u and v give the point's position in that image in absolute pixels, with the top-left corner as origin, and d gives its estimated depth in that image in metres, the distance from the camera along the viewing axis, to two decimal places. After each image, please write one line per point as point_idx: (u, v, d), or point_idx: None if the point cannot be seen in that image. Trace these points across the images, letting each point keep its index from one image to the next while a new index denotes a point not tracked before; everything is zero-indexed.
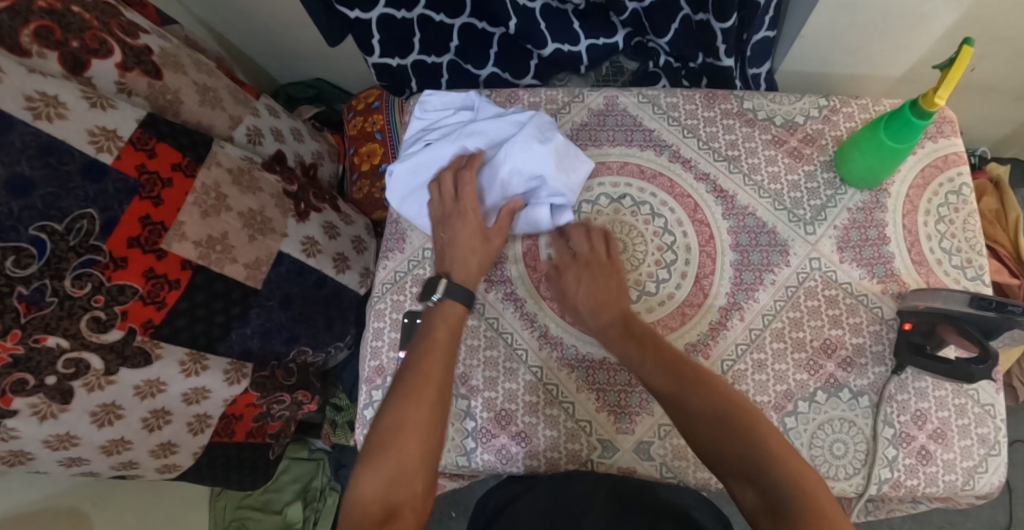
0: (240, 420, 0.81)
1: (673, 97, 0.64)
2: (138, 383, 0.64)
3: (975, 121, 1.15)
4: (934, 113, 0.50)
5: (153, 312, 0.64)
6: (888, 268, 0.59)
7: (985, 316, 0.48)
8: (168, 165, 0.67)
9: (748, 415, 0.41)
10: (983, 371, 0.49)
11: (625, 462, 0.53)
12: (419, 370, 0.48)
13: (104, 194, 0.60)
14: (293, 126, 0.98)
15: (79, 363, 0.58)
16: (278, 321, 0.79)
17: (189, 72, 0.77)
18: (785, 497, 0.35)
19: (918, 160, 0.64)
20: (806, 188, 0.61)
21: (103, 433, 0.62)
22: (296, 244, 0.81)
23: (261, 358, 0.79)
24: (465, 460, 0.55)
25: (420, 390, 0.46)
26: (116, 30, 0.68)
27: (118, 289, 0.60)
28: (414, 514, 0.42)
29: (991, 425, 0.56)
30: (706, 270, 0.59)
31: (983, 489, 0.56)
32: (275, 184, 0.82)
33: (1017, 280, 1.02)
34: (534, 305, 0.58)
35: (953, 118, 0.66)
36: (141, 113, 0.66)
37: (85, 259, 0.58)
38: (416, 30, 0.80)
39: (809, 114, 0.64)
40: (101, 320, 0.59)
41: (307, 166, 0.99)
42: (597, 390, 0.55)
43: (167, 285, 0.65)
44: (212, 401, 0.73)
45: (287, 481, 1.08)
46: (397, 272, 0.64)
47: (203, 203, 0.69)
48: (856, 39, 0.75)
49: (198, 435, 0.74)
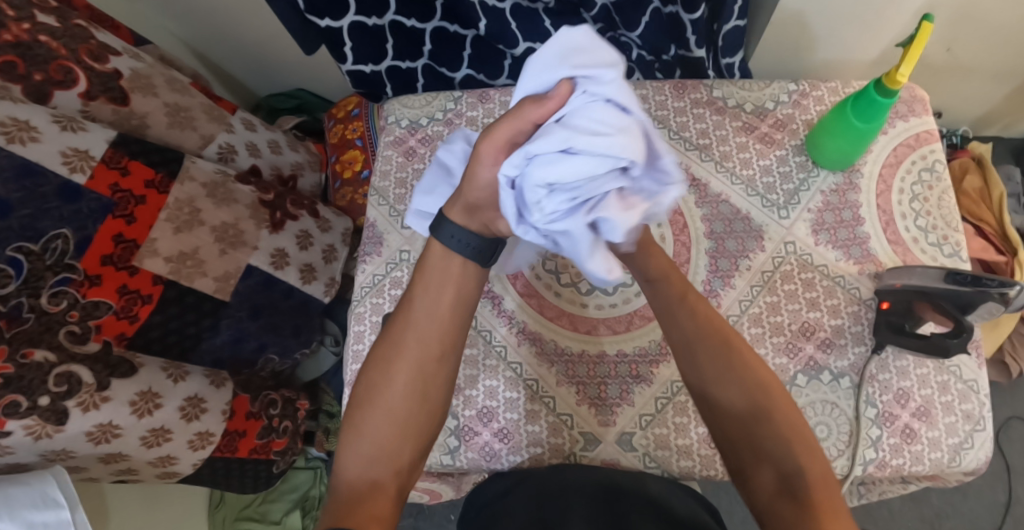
0: (244, 436, 0.82)
1: (644, 89, 0.64)
2: (133, 397, 0.62)
3: (955, 102, 1.15)
4: (898, 91, 0.51)
5: (128, 325, 0.65)
6: (864, 249, 0.59)
7: (961, 291, 0.50)
8: (142, 182, 0.67)
9: (776, 403, 0.44)
10: (960, 345, 0.50)
11: (608, 454, 0.52)
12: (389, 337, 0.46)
13: (78, 214, 0.60)
14: (271, 138, 0.98)
15: (71, 379, 0.56)
16: (249, 329, 0.81)
17: (160, 94, 0.77)
18: (796, 476, 0.40)
19: (889, 140, 0.64)
20: (778, 173, 0.61)
21: (99, 450, 0.60)
22: (264, 257, 0.82)
23: (232, 366, 0.82)
24: (449, 459, 0.55)
25: (390, 359, 0.46)
26: (83, 55, 0.68)
27: (93, 305, 0.61)
28: (398, 481, 0.44)
29: (974, 401, 0.56)
30: (681, 260, 0.59)
31: (970, 465, 0.55)
32: (250, 194, 0.82)
33: (1004, 257, 1.02)
34: (510, 302, 0.58)
35: (924, 97, 0.66)
36: (112, 134, 0.65)
37: (62, 277, 0.58)
38: (389, 36, 0.80)
39: (779, 100, 0.64)
40: (77, 333, 0.58)
41: (286, 177, 0.99)
42: (577, 383, 0.54)
43: (142, 300, 0.66)
44: (209, 415, 0.74)
45: (285, 491, 1.08)
46: (376, 276, 0.64)
47: (176, 219, 0.71)
48: (826, 24, 0.75)
49: (198, 451, 0.73)
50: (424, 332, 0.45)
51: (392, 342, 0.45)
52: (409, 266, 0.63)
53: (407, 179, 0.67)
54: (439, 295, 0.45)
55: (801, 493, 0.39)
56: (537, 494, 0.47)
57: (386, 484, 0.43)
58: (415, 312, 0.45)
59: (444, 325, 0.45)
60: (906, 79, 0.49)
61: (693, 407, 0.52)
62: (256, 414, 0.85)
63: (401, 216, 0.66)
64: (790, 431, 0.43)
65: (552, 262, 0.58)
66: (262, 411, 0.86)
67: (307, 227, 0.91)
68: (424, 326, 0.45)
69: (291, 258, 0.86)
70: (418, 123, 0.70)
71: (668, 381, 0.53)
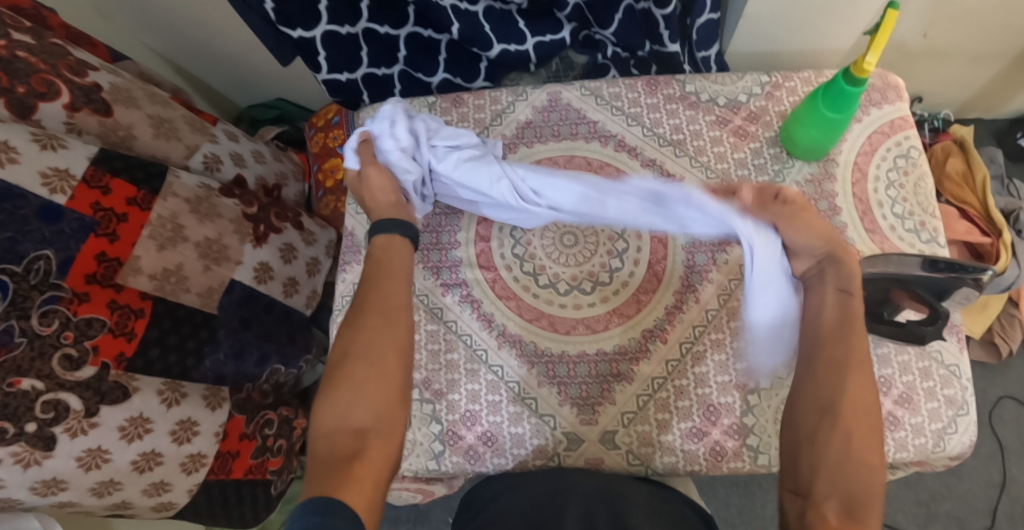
0: (237, 457, 0.79)
1: (616, 87, 0.64)
2: (123, 423, 0.61)
3: (939, 87, 1.14)
4: (866, 80, 0.51)
5: (125, 344, 0.63)
6: (842, 238, 0.59)
7: (938, 278, 0.51)
8: (123, 201, 0.67)
9: (857, 413, 0.39)
10: (934, 332, 0.51)
11: (592, 453, 0.52)
12: (367, 298, 0.48)
13: (59, 235, 0.59)
14: (254, 148, 0.98)
15: (58, 406, 0.55)
16: (248, 339, 0.79)
17: (143, 106, 0.77)
18: (857, 502, 0.35)
19: (864, 127, 0.64)
20: (753, 165, 0.61)
21: (90, 476, 0.59)
22: (248, 272, 0.81)
23: (236, 381, 0.79)
24: (435, 464, 0.55)
25: (369, 315, 0.47)
26: (64, 71, 0.68)
27: (85, 324, 0.59)
28: (382, 428, 0.42)
29: (957, 386, 0.56)
30: (658, 256, 0.58)
31: (955, 449, 0.56)
32: (234, 208, 0.82)
33: (990, 240, 1.01)
34: (489, 306, 0.58)
35: (897, 84, 0.66)
36: (94, 150, 0.65)
37: (47, 296, 0.57)
38: (364, 44, 0.80)
39: (752, 92, 0.64)
40: (72, 358, 0.57)
41: (270, 187, 0.99)
42: (558, 384, 0.54)
43: (133, 314, 0.65)
44: (202, 437, 0.71)
45: (282, 502, 1.07)
46: (356, 285, 0.64)
47: (159, 237, 0.69)
48: (797, 14, 0.75)
49: (192, 474, 0.71)
50: (389, 286, 0.49)
51: (365, 300, 0.48)
52: None
53: None
54: (389, 257, 0.51)
55: (858, 513, 0.34)
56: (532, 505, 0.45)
57: (372, 430, 0.41)
58: (379, 271, 0.50)
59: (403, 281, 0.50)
60: (874, 67, 0.49)
61: (675, 402, 0.53)
62: (250, 435, 0.82)
63: None
64: (863, 446, 0.38)
65: (530, 264, 0.59)
66: (256, 432, 0.83)
67: (292, 240, 0.91)
68: (389, 280, 0.49)
69: (274, 272, 0.86)
70: None
71: (648, 379, 0.54)
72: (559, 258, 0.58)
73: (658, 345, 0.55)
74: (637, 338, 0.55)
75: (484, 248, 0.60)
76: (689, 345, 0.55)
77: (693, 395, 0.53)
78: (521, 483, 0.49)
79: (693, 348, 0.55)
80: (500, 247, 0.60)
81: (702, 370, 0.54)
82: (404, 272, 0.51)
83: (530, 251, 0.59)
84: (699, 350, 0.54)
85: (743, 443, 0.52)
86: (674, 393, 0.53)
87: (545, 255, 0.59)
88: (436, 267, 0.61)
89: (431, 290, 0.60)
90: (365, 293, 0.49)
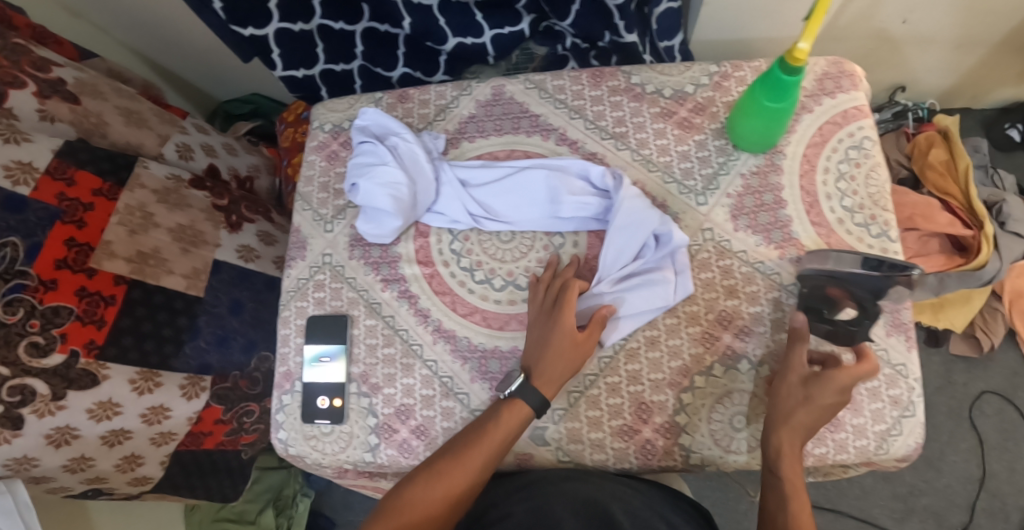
0: (210, 435, 0.75)
1: (560, 80, 0.63)
2: (90, 406, 0.60)
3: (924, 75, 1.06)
4: (802, 68, 0.48)
5: (95, 332, 0.60)
6: (785, 232, 0.58)
7: (874, 275, 0.49)
8: (89, 191, 0.64)
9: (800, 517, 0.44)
10: (863, 332, 0.50)
11: (523, 447, 0.54)
12: (457, 456, 0.47)
13: (25, 224, 0.57)
14: (225, 141, 0.92)
15: (25, 390, 0.55)
16: (232, 327, 0.75)
17: (110, 98, 0.74)
18: None
19: (815, 119, 0.62)
20: (697, 158, 0.60)
21: (61, 453, 0.59)
22: (231, 252, 0.78)
23: (221, 370, 0.74)
24: (371, 456, 0.56)
25: (451, 473, 0.46)
26: (26, 66, 0.65)
27: (52, 312, 0.57)
28: None
29: (903, 386, 0.55)
30: (595, 251, 0.57)
31: (899, 452, 0.54)
32: (204, 200, 0.78)
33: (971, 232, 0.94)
34: (427, 301, 0.58)
35: (853, 71, 0.63)
36: (59, 143, 0.64)
37: (14, 284, 0.55)
38: (319, 41, 0.79)
39: (699, 82, 0.62)
40: (40, 345, 0.56)
41: (243, 179, 0.93)
42: (489, 380, 0.55)
43: (104, 301, 0.62)
44: (175, 420, 0.69)
45: (260, 492, 1.05)
46: (300, 279, 0.63)
47: (130, 223, 0.67)
48: (760, 2, 0.72)
49: (162, 447, 0.69)
50: (483, 454, 0.47)
51: (451, 454, 0.48)
52: (331, 269, 0.63)
53: (330, 183, 0.66)
54: (497, 425, 0.48)
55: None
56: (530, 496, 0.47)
57: None
58: (477, 430, 0.48)
59: (494, 455, 0.47)
60: (808, 55, 0.46)
61: (606, 399, 0.53)
62: (226, 420, 0.76)
63: (324, 220, 0.65)
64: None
65: (467, 260, 0.59)
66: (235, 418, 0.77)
67: (268, 229, 0.87)
68: (485, 448, 0.47)
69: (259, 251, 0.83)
70: (342, 127, 0.69)
71: (580, 375, 0.54)
72: (496, 253, 0.58)
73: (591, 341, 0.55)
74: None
75: (423, 243, 0.60)
76: (622, 341, 0.55)
77: (625, 393, 0.53)
78: (529, 478, 0.51)
79: (627, 345, 0.55)
80: (439, 243, 0.60)
81: (635, 367, 0.54)
82: (498, 445, 0.48)
83: (467, 247, 0.59)
84: (632, 347, 0.54)
85: (675, 441, 0.52)
86: (605, 390, 0.53)
87: (482, 250, 0.59)
88: (376, 263, 0.61)
89: (371, 285, 0.61)
90: (459, 442, 0.49)
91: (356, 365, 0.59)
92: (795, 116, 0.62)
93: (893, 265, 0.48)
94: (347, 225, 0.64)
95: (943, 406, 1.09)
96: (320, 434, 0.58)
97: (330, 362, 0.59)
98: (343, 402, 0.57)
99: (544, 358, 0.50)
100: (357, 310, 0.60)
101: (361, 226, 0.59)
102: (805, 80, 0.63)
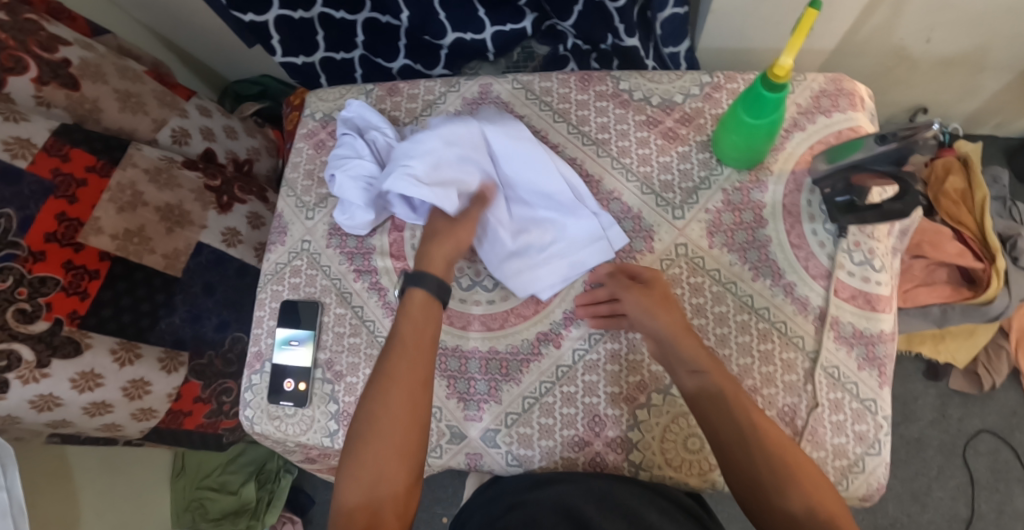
0: (190, 415, 0.77)
1: (548, 82, 0.64)
2: (74, 376, 0.61)
3: (951, 96, 1.00)
4: (786, 86, 0.47)
5: (78, 302, 0.63)
6: (762, 252, 0.56)
7: (888, 151, 0.48)
8: (82, 168, 0.66)
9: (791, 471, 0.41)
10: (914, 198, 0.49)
11: (471, 449, 0.55)
12: (387, 369, 0.46)
13: (19, 196, 0.60)
14: (227, 123, 0.91)
15: (10, 355, 0.56)
16: (206, 306, 0.77)
17: (110, 81, 0.73)
18: None
19: (806, 137, 0.59)
20: (678, 170, 0.59)
21: (42, 415, 0.61)
22: (215, 235, 0.79)
23: (196, 347, 0.76)
24: (329, 441, 0.58)
25: (387, 389, 0.45)
26: (32, 46, 0.65)
27: (39, 281, 0.60)
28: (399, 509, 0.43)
29: (870, 422, 0.52)
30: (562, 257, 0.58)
31: (859, 491, 0.51)
32: (197, 179, 0.79)
33: (982, 264, 0.88)
34: (395, 295, 0.59)
35: (853, 89, 0.60)
36: (55, 123, 0.65)
37: (5, 254, 0.57)
38: (318, 29, 0.80)
39: (689, 92, 0.61)
40: (26, 312, 0.58)
41: (242, 162, 0.92)
42: (448, 377, 0.57)
43: (88, 274, 0.64)
44: (155, 395, 0.70)
45: (244, 463, 1.07)
46: (278, 264, 0.64)
47: (119, 200, 0.69)
48: (768, 15, 0.69)
49: (142, 422, 0.71)
50: (405, 435, 0.44)
51: (372, 455, 0.43)
52: (308, 256, 0.63)
53: (315, 171, 0.67)
54: (408, 320, 0.49)
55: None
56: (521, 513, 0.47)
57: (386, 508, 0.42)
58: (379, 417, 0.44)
59: (412, 427, 0.45)
60: (790, 70, 0.45)
61: (559, 408, 0.54)
62: (205, 399, 0.78)
63: (306, 207, 0.66)
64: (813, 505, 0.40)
65: None
66: (213, 397, 0.79)
67: (259, 209, 0.88)
68: (403, 424, 0.44)
69: (244, 237, 0.83)
70: (331, 116, 0.69)
71: (535, 382, 0.55)
72: (467, 253, 0.59)
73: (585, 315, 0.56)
74: (558, 322, 0.56)
75: (397, 237, 0.61)
76: (599, 337, 0.55)
77: (580, 404, 0.54)
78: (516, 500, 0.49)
79: (587, 356, 0.55)
80: (412, 239, 0.61)
81: (592, 379, 0.54)
82: (422, 339, 0.48)
83: None
84: (592, 359, 0.54)
85: (625, 457, 0.52)
86: (561, 400, 0.54)
87: None
88: (352, 253, 0.62)
89: (344, 275, 0.62)
90: (388, 350, 0.48)
91: (323, 351, 0.60)
92: (785, 133, 0.60)
93: (902, 128, 0.46)
94: (327, 215, 0.65)
95: (935, 440, 1.05)
96: (284, 415, 0.60)
97: (298, 346, 0.60)
98: (306, 387, 0.58)
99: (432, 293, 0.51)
100: (329, 298, 0.61)
101: (338, 218, 0.60)
102: (801, 95, 0.61)
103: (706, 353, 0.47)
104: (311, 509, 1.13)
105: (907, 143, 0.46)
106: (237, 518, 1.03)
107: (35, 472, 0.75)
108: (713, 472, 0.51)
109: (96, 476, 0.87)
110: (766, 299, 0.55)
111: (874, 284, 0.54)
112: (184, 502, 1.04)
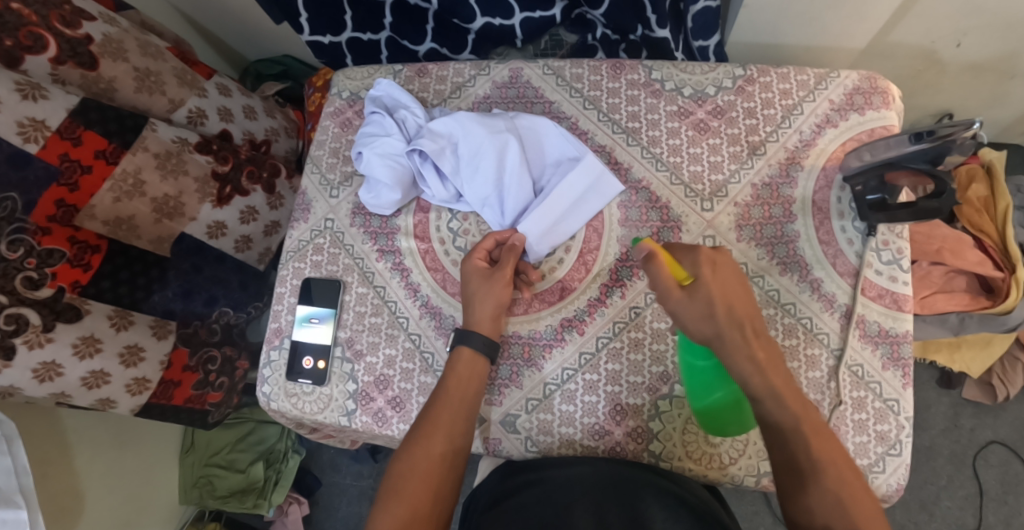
0: (179, 386, 0.77)
1: (579, 68, 0.64)
2: (75, 340, 0.61)
3: (982, 103, 0.98)
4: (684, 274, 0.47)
5: (80, 274, 0.64)
6: (790, 247, 0.56)
7: (923, 149, 0.47)
8: (92, 153, 0.65)
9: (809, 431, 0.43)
10: (950, 199, 0.47)
11: (491, 433, 0.55)
12: (430, 416, 0.50)
13: (26, 181, 0.60)
14: (247, 103, 0.90)
15: (20, 319, 0.56)
16: (197, 282, 0.78)
17: (131, 58, 0.73)
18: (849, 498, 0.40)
19: (837, 134, 0.58)
20: (709, 162, 0.59)
21: (44, 387, 0.60)
22: (201, 228, 0.77)
23: (183, 318, 0.77)
24: (346, 420, 0.57)
25: (430, 435, 0.49)
26: (54, 22, 0.65)
27: (48, 253, 0.61)
28: None
29: (892, 423, 0.51)
30: (591, 246, 0.58)
31: (879, 491, 0.50)
32: (203, 166, 0.76)
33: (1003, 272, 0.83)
34: (417, 276, 0.60)
35: (887, 88, 0.58)
36: (75, 100, 0.63)
37: (16, 226, 0.59)
38: (347, 8, 0.80)
39: (722, 84, 0.61)
40: (33, 279, 0.59)
41: (258, 143, 0.91)
42: None
43: (91, 249, 0.66)
44: (149, 363, 0.71)
45: (252, 443, 1.07)
46: (300, 241, 0.64)
47: (119, 190, 0.67)
48: (801, 12, 0.67)
49: (137, 396, 0.70)
50: (452, 409, 0.50)
51: (426, 416, 0.50)
52: (331, 234, 0.63)
53: (340, 149, 0.67)
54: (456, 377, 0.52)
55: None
56: (543, 494, 0.46)
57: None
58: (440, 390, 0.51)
59: (467, 407, 0.51)
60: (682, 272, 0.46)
61: (580, 396, 0.54)
62: (192, 368, 0.78)
63: (330, 185, 0.66)
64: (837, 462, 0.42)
65: (462, 240, 0.60)
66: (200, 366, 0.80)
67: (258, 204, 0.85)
68: (452, 408, 0.50)
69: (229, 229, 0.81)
70: (358, 96, 0.69)
71: (558, 368, 0.55)
72: None
73: (614, 298, 0.56)
74: (581, 309, 0.56)
75: (422, 218, 0.62)
76: (622, 326, 0.55)
77: (602, 392, 0.54)
78: (542, 477, 0.49)
79: (609, 343, 0.55)
80: (437, 220, 0.61)
81: (614, 367, 0.54)
82: (465, 402, 0.51)
83: (464, 227, 0.60)
84: (614, 347, 0.54)
85: (645, 447, 0.52)
86: (582, 387, 0.54)
87: (478, 232, 0.60)
88: (376, 232, 0.62)
89: (366, 254, 0.62)
90: (433, 399, 0.51)
91: (344, 329, 0.60)
92: (816, 128, 0.58)
93: (941, 127, 0.45)
94: (351, 194, 0.65)
95: (945, 449, 1.04)
96: (302, 392, 0.59)
97: (318, 324, 0.60)
98: (327, 365, 0.58)
99: (471, 300, 0.54)
100: (351, 277, 0.61)
101: (363, 196, 0.61)
102: (833, 92, 0.59)
103: (736, 287, 0.47)
104: (318, 491, 1.13)
105: (945, 141, 0.45)
106: (244, 496, 1.03)
107: (47, 444, 0.76)
108: (732, 465, 0.50)
109: (108, 447, 0.88)
110: (792, 295, 0.54)
111: (900, 284, 0.53)
112: (192, 479, 1.04)
